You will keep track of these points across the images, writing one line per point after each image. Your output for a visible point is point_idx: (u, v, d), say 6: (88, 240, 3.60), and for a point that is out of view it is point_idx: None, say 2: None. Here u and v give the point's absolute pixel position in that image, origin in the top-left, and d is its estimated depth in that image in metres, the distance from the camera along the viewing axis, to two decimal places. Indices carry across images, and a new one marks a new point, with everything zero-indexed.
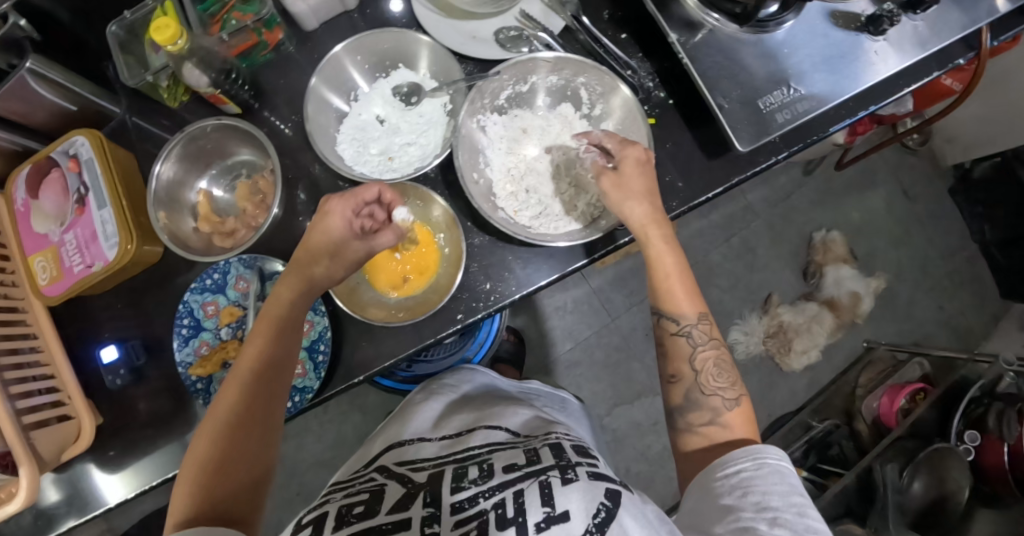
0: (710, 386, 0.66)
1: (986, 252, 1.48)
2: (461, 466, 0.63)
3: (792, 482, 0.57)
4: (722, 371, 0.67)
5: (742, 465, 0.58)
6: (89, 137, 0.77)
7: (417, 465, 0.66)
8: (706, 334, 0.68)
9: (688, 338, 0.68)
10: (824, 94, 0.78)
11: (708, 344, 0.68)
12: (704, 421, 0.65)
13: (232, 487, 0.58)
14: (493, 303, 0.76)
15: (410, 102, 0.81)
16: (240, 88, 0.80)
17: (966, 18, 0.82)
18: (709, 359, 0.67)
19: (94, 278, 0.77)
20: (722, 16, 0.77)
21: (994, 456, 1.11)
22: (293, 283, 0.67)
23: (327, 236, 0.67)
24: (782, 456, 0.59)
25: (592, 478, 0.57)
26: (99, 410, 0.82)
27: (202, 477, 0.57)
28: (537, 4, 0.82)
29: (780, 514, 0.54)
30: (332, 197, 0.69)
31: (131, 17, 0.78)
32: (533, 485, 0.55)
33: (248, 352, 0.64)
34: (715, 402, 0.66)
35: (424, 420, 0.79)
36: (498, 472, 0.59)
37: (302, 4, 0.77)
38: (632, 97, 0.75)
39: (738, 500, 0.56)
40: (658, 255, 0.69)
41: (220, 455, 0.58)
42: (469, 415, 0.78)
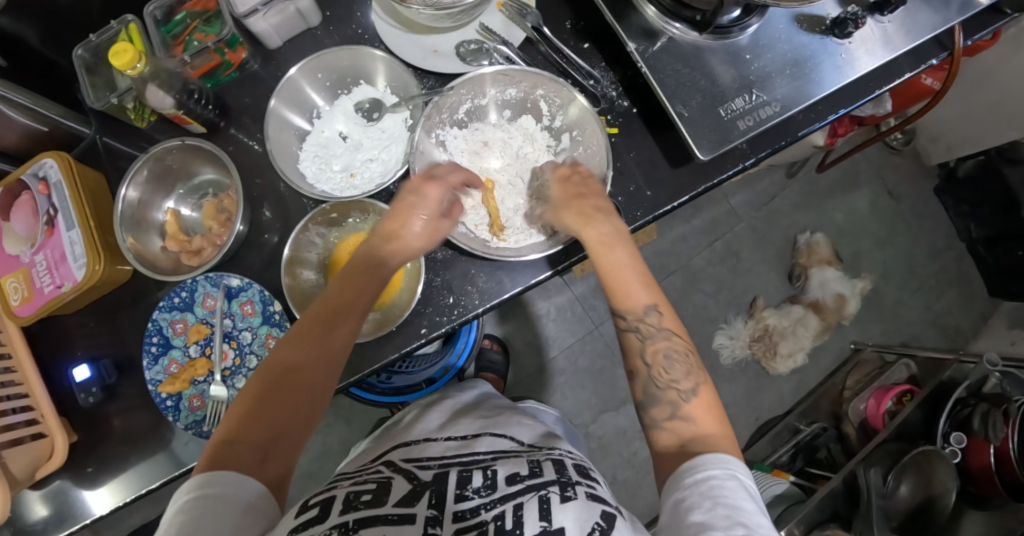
0: (665, 379, 0.64)
1: (974, 250, 1.47)
2: (465, 470, 0.60)
3: (758, 502, 0.52)
4: (673, 363, 0.64)
5: (712, 473, 0.54)
6: (58, 159, 0.77)
7: (426, 463, 0.62)
8: (656, 325, 0.66)
9: (636, 335, 0.66)
10: (789, 98, 0.77)
11: (658, 335, 0.65)
12: (666, 415, 0.62)
13: (279, 419, 0.58)
14: (456, 318, 0.77)
15: (371, 118, 0.83)
16: (204, 107, 0.80)
17: (938, 17, 0.82)
18: (659, 351, 0.65)
19: (64, 298, 0.77)
20: (682, 24, 0.76)
21: (980, 459, 1.09)
22: (396, 249, 0.68)
23: (422, 217, 0.70)
24: (748, 472, 0.55)
25: (590, 498, 0.56)
26: (72, 429, 0.82)
27: (248, 414, 0.58)
28: (497, 17, 0.82)
29: (750, 533, 0.49)
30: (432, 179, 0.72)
31: (97, 40, 0.79)
32: (532, 498, 0.54)
33: (335, 298, 0.65)
34: (670, 395, 0.63)
35: (437, 419, 0.77)
36: (500, 484, 0.57)
37: (263, 23, 0.78)
38: (587, 106, 0.76)
39: (707, 514, 0.51)
40: (598, 252, 0.69)
41: (278, 384, 0.60)
42: (478, 419, 0.75)
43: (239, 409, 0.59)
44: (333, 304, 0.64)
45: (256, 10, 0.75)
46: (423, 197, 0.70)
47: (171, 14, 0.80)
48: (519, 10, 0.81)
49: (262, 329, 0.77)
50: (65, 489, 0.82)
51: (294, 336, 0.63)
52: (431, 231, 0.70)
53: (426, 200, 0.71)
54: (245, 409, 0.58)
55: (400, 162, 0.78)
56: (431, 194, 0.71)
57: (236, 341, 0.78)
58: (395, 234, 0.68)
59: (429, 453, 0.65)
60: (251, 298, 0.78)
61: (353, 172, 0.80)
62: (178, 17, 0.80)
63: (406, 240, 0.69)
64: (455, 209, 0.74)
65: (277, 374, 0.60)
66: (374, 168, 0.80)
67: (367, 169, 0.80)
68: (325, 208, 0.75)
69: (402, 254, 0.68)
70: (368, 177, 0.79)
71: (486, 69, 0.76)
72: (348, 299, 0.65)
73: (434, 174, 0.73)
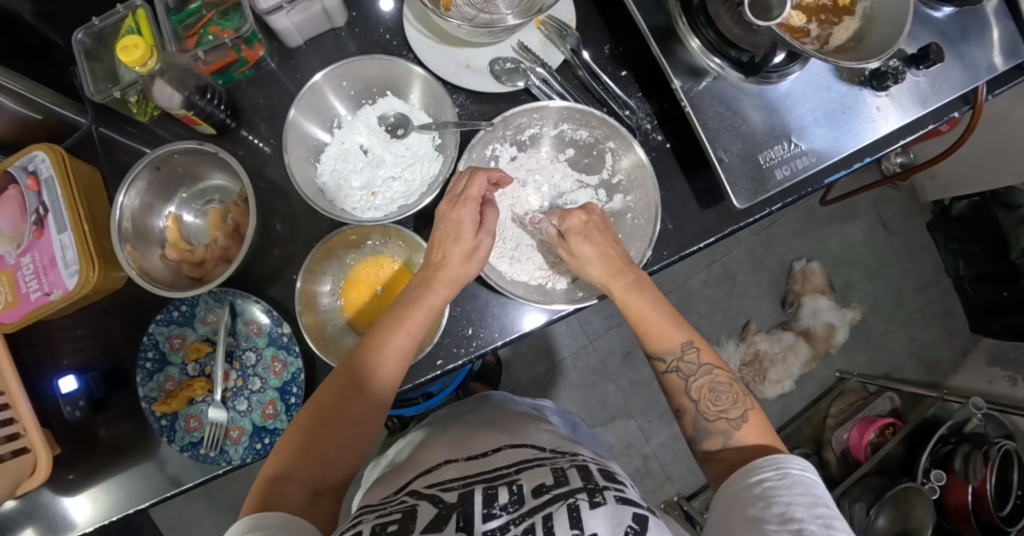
0: (712, 411, 0.64)
1: (959, 287, 1.49)
2: (489, 487, 0.59)
3: (817, 494, 0.51)
4: (720, 394, 0.64)
5: (765, 475, 0.54)
6: (49, 153, 0.70)
7: (448, 483, 0.61)
8: (696, 361, 0.66)
9: (678, 374, 0.67)
10: (823, 149, 0.77)
11: (700, 371, 0.66)
12: (720, 447, 0.63)
13: (323, 457, 0.59)
14: (473, 350, 0.76)
15: (395, 134, 0.78)
16: (216, 107, 0.73)
17: (967, 76, 0.81)
18: (703, 386, 0.65)
19: (53, 306, 0.71)
20: (725, 62, 0.74)
21: (958, 497, 1.13)
22: (441, 283, 0.68)
23: (459, 245, 0.68)
24: (808, 468, 0.54)
25: (620, 501, 0.55)
26: (56, 442, 0.77)
27: (292, 453, 0.59)
28: (535, 35, 0.78)
29: (806, 526, 0.48)
30: (472, 188, 0.69)
31: (100, 24, 0.72)
32: (560, 508, 0.53)
33: (377, 332, 0.65)
34: (720, 426, 0.63)
35: (456, 436, 0.76)
36: (527, 497, 0.56)
37: (285, 21, 0.72)
38: (645, 161, 0.75)
39: (761, 512, 0.51)
40: (627, 301, 0.69)
41: (321, 422, 0.61)
42: (500, 431, 0.74)
43: (287, 447, 0.60)
44: (375, 339, 0.65)
45: (280, 6, 0.69)
46: (454, 221, 0.68)
47: (185, 2, 0.73)
48: (559, 31, 0.77)
49: (269, 350, 0.74)
50: (45, 503, 0.77)
51: (340, 376, 0.64)
52: (470, 256, 0.69)
53: (457, 224, 0.69)
54: (293, 448, 0.59)
55: (425, 183, 0.75)
56: (461, 217, 0.68)
57: (239, 362, 0.75)
58: (438, 268, 0.68)
59: (449, 473, 0.64)
60: (257, 316, 0.74)
61: (373, 191, 0.76)
62: (191, 6, 0.73)
63: (448, 273, 0.68)
64: (487, 219, 0.70)
65: (321, 411, 0.61)
66: (396, 188, 0.76)
67: (389, 189, 0.76)
68: (346, 231, 0.71)
69: (447, 289, 0.68)
70: (390, 197, 0.76)
71: (554, 104, 0.74)
72: (387, 337, 0.65)
73: (459, 194, 0.69)
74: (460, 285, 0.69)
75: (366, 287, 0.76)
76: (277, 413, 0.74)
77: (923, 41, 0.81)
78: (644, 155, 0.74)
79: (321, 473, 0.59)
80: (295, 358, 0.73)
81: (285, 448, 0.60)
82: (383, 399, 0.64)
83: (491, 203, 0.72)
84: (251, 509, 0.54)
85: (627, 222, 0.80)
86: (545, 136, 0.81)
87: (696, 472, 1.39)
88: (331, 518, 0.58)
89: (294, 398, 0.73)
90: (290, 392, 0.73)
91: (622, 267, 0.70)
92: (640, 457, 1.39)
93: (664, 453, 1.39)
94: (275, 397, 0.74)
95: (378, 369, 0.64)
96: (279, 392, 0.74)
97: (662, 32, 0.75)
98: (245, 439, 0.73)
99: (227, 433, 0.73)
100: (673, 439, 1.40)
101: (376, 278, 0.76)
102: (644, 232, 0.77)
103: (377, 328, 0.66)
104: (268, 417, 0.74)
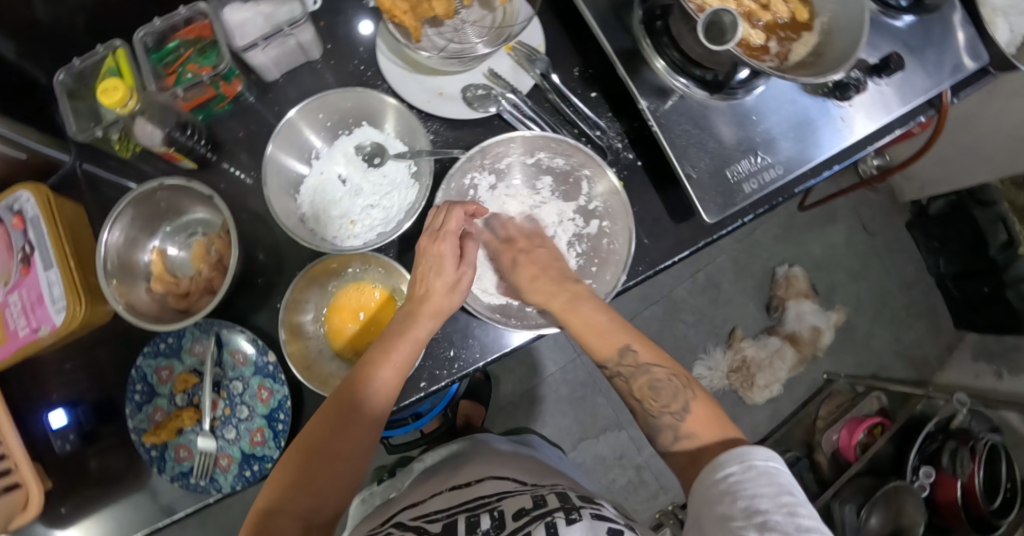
0: (656, 409, 0.65)
1: (942, 285, 1.51)
2: (472, 515, 0.61)
3: (781, 483, 0.52)
4: (660, 390, 0.65)
5: (730, 468, 0.54)
6: (34, 192, 0.72)
7: (432, 515, 0.63)
8: (635, 363, 0.68)
9: (622, 379, 0.69)
10: (790, 161, 0.79)
11: (639, 372, 0.67)
12: (671, 440, 0.63)
13: (315, 492, 0.60)
14: (456, 372, 0.78)
15: (373, 163, 0.80)
16: (197, 142, 0.76)
17: (929, 82, 0.84)
18: (644, 384, 0.67)
19: (41, 342, 0.72)
20: (690, 81, 0.77)
21: (947, 493, 1.15)
22: (426, 316, 0.69)
23: (442, 277, 0.71)
24: (772, 456, 0.55)
25: (596, 518, 0.57)
26: (47, 475, 0.78)
27: (283, 489, 0.60)
28: (505, 61, 0.81)
29: (770, 517, 0.49)
30: (449, 223, 0.73)
31: (81, 65, 0.75)
32: (538, 525, 0.55)
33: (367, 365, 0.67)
34: (666, 420, 0.64)
35: (442, 473, 0.77)
36: (508, 520, 0.57)
37: (262, 57, 0.74)
38: (619, 189, 0.76)
39: (728, 509, 0.52)
40: (567, 313, 0.73)
41: (312, 457, 0.61)
42: (483, 465, 0.76)
43: (279, 483, 0.61)
44: (365, 372, 0.66)
45: (256, 43, 0.72)
46: (435, 255, 0.72)
47: (163, 41, 0.75)
48: (529, 56, 0.80)
49: (256, 379, 0.75)
50: None
51: (330, 408, 0.64)
52: (454, 288, 0.72)
53: (439, 258, 0.72)
54: (284, 483, 0.60)
55: (403, 210, 0.77)
56: (442, 251, 0.72)
57: (226, 391, 0.76)
58: (423, 301, 0.70)
59: (434, 507, 0.65)
60: (242, 345, 0.75)
61: (352, 219, 0.78)
62: (169, 45, 0.75)
63: (433, 305, 0.70)
64: (466, 252, 0.75)
65: (311, 446, 0.62)
66: (374, 215, 0.78)
67: (368, 216, 0.78)
68: (326, 260, 0.73)
69: (432, 321, 0.70)
70: (369, 225, 0.77)
71: (529, 133, 0.76)
72: (376, 370, 0.66)
73: (438, 229, 0.72)
74: (444, 316, 0.71)
75: (349, 314, 0.77)
76: (265, 440, 0.75)
77: (884, 50, 0.83)
78: (616, 180, 0.76)
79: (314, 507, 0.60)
80: (281, 386, 0.74)
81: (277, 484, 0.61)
82: (374, 431, 0.65)
83: (471, 235, 0.76)
84: None
85: (604, 246, 0.82)
86: (520, 163, 0.82)
87: None
88: None
89: (282, 425, 0.74)
90: (279, 419, 0.74)
91: (557, 288, 0.75)
92: (633, 468, 1.40)
93: (657, 462, 1.40)
94: (262, 424, 0.75)
95: (368, 401, 0.65)
96: (267, 419, 0.75)
97: (628, 54, 0.78)
98: (234, 466, 0.75)
99: (216, 462, 0.75)
100: None
101: (358, 304, 0.78)
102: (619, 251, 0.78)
103: (366, 360, 0.68)
104: (257, 444, 0.75)
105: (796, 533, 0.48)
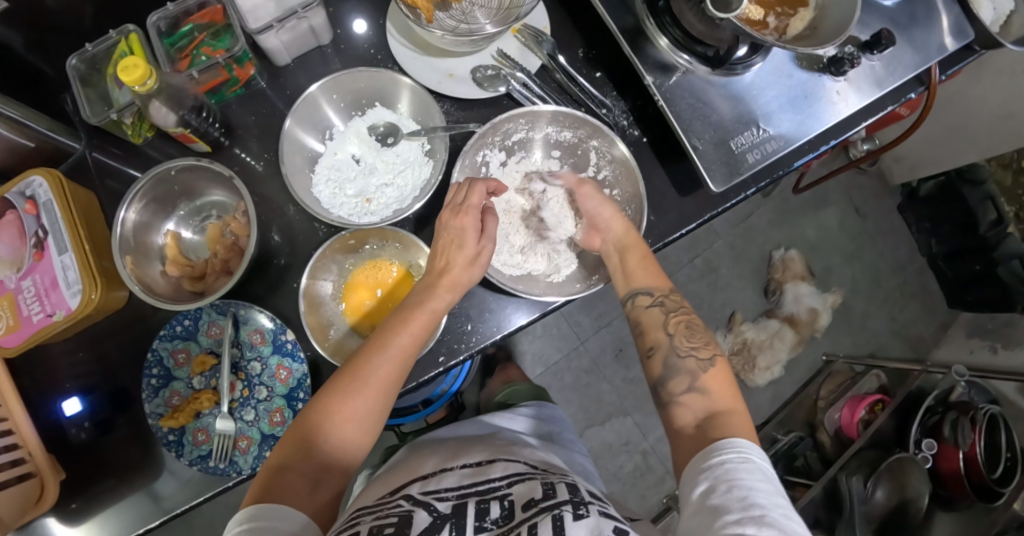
0: (685, 347, 0.70)
1: (933, 265, 1.55)
2: (482, 500, 0.61)
3: (775, 483, 0.53)
4: (693, 332, 0.71)
5: (727, 458, 0.55)
6: (48, 178, 0.72)
7: (443, 492, 0.63)
8: (675, 303, 0.74)
9: (659, 309, 0.74)
10: (789, 133, 0.82)
11: (679, 309, 0.74)
12: (683, 389, 0.67)
13: (325, 452, 0.61)
14: (474, 345, 0.78)
15: (386, 142, 0.80)
16: (211, 126, 0.77)
17: (918, 58, 0.88)
18: (680, 322, 0.72)
19: (56, 327, 0.72)
20: (692, 58, 0.79)
21: (949, 463, 1.17)
22: (444, 289, 0.70)
23: (463, 251, 0.72)
24: (765, 458, 0.56)
25: (602, 515, 0.57)
26: (61, 467, 0.77)
27: (294, 448, 0.60)
28: (513, 42, 0.83)
29: (767, 513, 0.49)
30: (472, 198, 0.74)
31: (93, 50, 0.75)
32: (545, 518, 0.55)
33: (384, 332, 0.67)
34: (689, 364, 0.68)
35: (452, 448, 0.77)
36: (517, 511, 0.58)
37: (275, 40, 0.76)
38: (628, 155, 0.79)
39: (723, 498, 0.51)
40: (625, 243, 0.77)
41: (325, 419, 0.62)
42: (495, 447, 0.75)
43: (290, 443, 0.61)
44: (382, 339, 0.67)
45: (270, 26, 0.73)
46: (457, 228, 0.73)
47: (176, 26, 0.76)
48: (536, 37, 0.82)
49: (273, 358, 0.75)
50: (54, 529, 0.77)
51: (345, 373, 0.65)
52: (473, 261, 0.73)
53: (461, 231, 0.73)
54: (296, 443, 0.61)
55: (418, 188, 0.78)
56: (464, 225, 0.73)
57: (244, 372, 0.76)
58: (442, 274, 0.71)
59: (445, 483, 0.65)
60: (261, 324, 0.75)
61: (368, 197, 0.78)
62: (183, 29, 0.76)
63: (451, 278, 0.71)
64: (488, 226, 0.75)
65: (325, 408, 0.62)
66: (389, 194, 0.78)
67: (382, 194, 0.78)
68: (346, 235, 0.74)
69: (450, 294, 0.71)
70: (384, 203, 0.78)
71: (546, 108, 0.78)
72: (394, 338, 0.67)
73: (461, 203, 0.74)
74: (462, 289, 0.72)
75: (366, 290, 0.78)
76: (284, 420, 0.74)
77: (874, 28, 0.87)
78: (628, 150, 0.78)
79: (323, 468, 0.60)
80: (300, 365, 0.74)
81: (289, 442, 0.61)
82: (388, 399, 0.66)
83: (492, 210, 0.76)
84: (252, 499, 0.55)
85: (617, 211, 0.85)
86: (531, 138, 0.85)
87: None
88: (328, 513, 0.59)
89: (301, 403, 0.74)
90: (297, 398, 0.74)
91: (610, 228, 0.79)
92: (640, 453, 1.41)
93: (663, 447, 1.41)
94: (281, 404, 0.75)
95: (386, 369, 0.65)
96: (285, 399, 0.75)
97: (632, 33, 0.80)
98: (253, 448, 0.74)
99: (235, 444, 0.74)
100: None
101: (375, 280, 0.78)
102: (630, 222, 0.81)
103: (383, 328, 0.68)
104: (275, 425, 0.75)
105: (790, 533, 0.48)
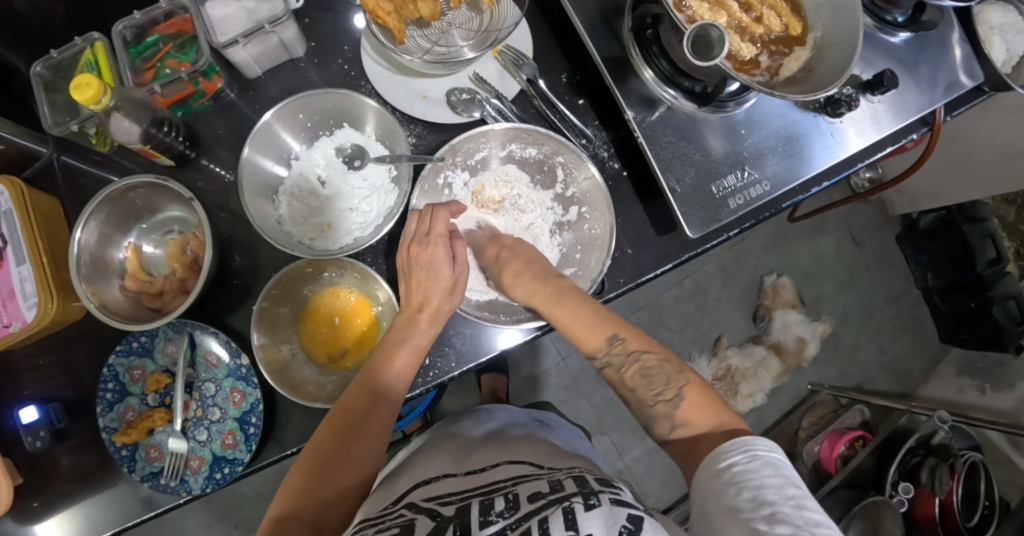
0: (650, 397, 0.63)
1: (928, 297, 1.50)
2: (486, 498, 0.55)
3: (787, 474, 0.50)
4: (653, 378, 0.64)
5: (734, 458, 0.52)
6: (8, 185, 0.71)
7: (446, 497, 0.58)
8: (624, 352, 0.67)
9: (612, 368, 0.67)
10: (777, 178, 0.78)
11: (629, 361, 0.66)
12: (668, 428, 0.61)
13: (326, 497, 0.59)
14: (432, 380, 0.77)
15: (353, 165, 0.79)
16: (176, 140, 0.74)
17: (923, 99, 0.83)
18: (635, 373, 0.65)
19: (14, 338, 0.71)
20: (678, 93, 0.75)
21: (924, 509, 1.15)
22: (426, 321, 0.70)
23: (439, 281, 0.71)
24: (775, 447, 0.53)
25: (615, 504, 0.51)
26: (18, 472, 0.77)
27: (294, 495, 0.59)
28: (491, 65, 0.79)
29: (779, 509, 0.47)
30: (439, 229, 0.72)
31: (59, 57, 0.74)
32: (555, 512, 0.50)
33: (370, 370, 0.67)
34: (662, 409, 0.62)
35: (457, 450, 0.72)
36: (523, 503, 0.52)
37: (243, 53, 0.73)
38: (600, 180, 0.76)
39: (734, 500, 0.49)
40: (551, 309, 0.70)
41: (322, 462, 0.61)
42: (499, 448, 0.70)
43: (290, 491, 0.59)
44: (371, 379, 0.66)
45: (236, 40, 0.70)
46: (428, 259, 0.71)
47: (142, 35, 0.74)
48: (515, 61, 0.78)
49: (228, 381, 0.75)
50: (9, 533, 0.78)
51: (336, 417, 0.64)
52: (452, 291, 0.72)
53: (432, 262, 0.71)
54: (295, 490, 0.59)
55: (382, 215, 0.77)
56: (434, 256, 0.71)
57: (198, 392, 0.76)
58: (422, 306, 0.70)
59: (449, 488, 0.60)
60: (215, 348, 0.75)
61: (330, 223, 0.77)
62: (149, 39, 0.74)
63: (432, 310, 0.70)
64: (458, 252, 0.74)
65: (320, 451, 0.61)
66: (353, 219, 0.77)
67: (346, 220, 0.77)
68: (302, 264, 0.72)
69: (432, 325, 0.70)
70: (347, 229, 0.77)
71: (496, 127, 0.75)
72: (380, 375, 0.67)
73: (428, 233, 0.72)
74: (443, 320, 0.71)
75: (325, 317, 0.77)
76: (237, 443, 0.74)
77: (878, 67, 0.82)
78: (598, 173, 0.76)
79: (324, 514, 0.58)
80: (253, 389, 0.74)
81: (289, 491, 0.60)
82: (381, 435, 0.64)
83: (459, 234, 0.75)
84: None
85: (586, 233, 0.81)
86: (494, 157, 0.81)
87: (670, 487, 1.41)
88: None
89: (254, 428, 0.73)
90: (250, 422, 0.74)
91: (541, 284, 0.72)
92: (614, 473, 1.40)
93: (638, 468, 1.40)
94: (234, 426, 0.74)
95: (376, 406, 0.65)
96: (238, 421, 0.74)
97: (616, 63, 0.77)
98: (205, 468, 0.74)
99: (187, 463, 0.74)
100: (646, 454, 1.41)
101: (333, 308, 0.78)
102: (598, 253, 0.77)
103: (369, 366, 0.68)
104: (228, 447, 0.74)
105: (806, 526, 0.46)
